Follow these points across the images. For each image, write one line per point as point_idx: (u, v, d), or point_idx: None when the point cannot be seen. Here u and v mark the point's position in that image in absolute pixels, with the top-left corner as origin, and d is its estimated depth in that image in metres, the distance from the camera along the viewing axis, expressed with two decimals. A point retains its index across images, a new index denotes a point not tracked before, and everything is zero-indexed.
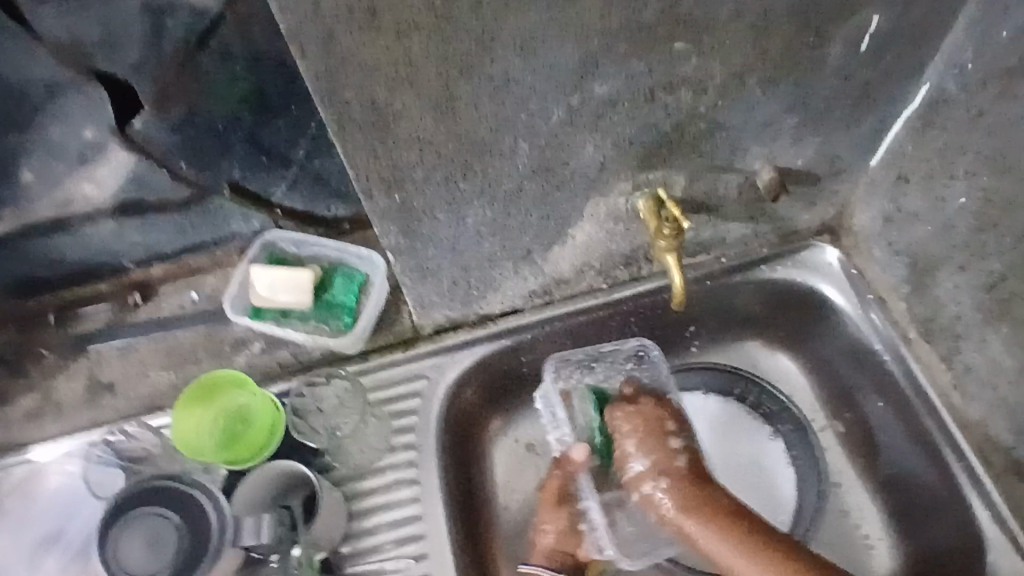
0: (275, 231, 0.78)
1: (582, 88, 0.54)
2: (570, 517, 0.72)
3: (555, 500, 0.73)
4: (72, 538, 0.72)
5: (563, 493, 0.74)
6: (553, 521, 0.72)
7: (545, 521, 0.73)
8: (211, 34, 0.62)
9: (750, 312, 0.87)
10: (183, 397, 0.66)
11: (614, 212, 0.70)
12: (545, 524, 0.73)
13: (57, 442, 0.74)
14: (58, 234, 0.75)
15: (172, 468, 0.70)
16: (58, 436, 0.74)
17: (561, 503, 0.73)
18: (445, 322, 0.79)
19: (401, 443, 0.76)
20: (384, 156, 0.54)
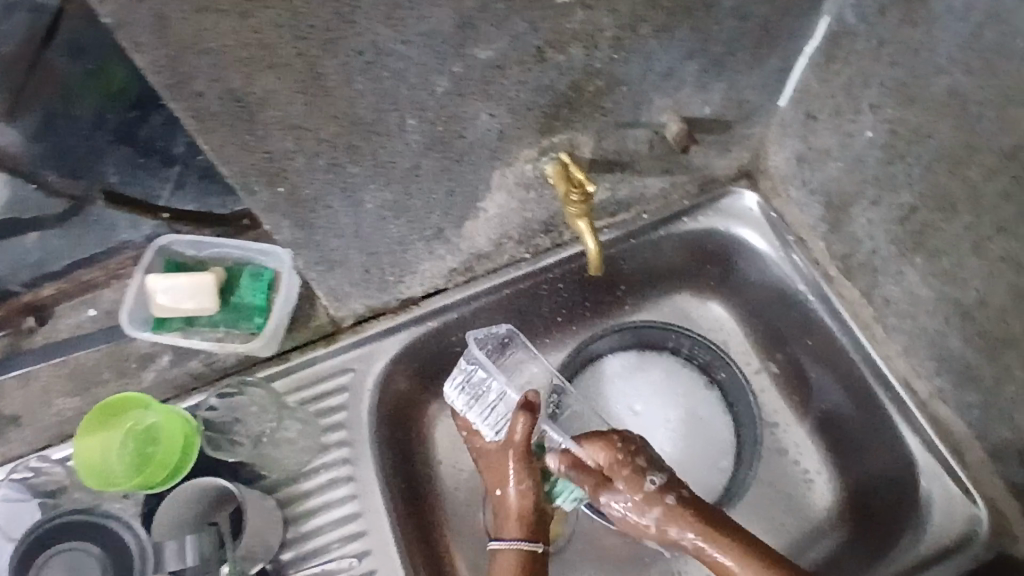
0: (169, 235, 0.72)
1: (463, 55, 0.51)
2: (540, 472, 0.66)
3: (513, 454, 0.66)
4: None
5: (525, 448, 0.66)
6: (518, 480, 0.66)
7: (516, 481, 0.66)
8: (54, 31, 0.58)
9: (677, 265, 0.87)
10: (81, 424, 0.61)
11: (524, 180, 0.67)
12: (515, 484, 0.66)
13: None
14: None
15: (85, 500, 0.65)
16: None
17: (523, 459, 0.66)
18: (365, 311, 0.76)
19: (333, 441, 0.73)
20: (256, 147, 0.49)
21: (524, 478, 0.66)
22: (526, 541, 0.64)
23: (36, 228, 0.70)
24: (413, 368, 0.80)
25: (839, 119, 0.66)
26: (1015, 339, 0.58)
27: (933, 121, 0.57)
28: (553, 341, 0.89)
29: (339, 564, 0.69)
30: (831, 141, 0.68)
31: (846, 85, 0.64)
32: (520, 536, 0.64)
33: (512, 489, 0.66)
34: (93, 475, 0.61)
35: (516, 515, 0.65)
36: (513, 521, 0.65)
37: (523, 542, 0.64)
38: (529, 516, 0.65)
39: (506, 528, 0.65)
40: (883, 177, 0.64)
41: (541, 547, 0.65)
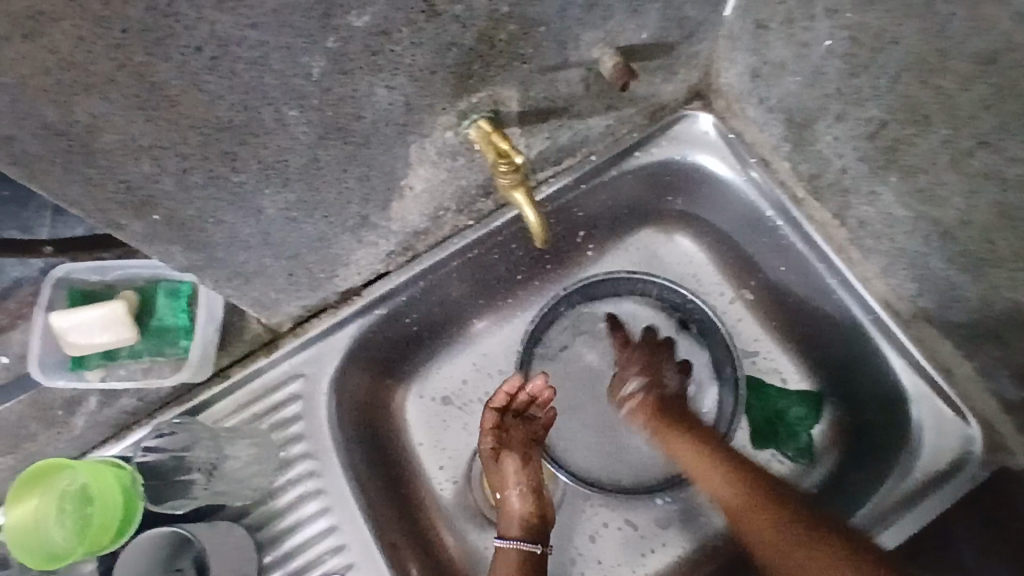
0: (66, 264, 0.65)
1: (335, 27, 0.41)
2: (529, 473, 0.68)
3: (513, 452, 0.68)
4: None
5: (501, 441, 0.69)
6: (522, 485, 0.67)
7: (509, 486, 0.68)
8: None
9: (634, 202, 0.80)
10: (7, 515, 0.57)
11: (447, 148, 0.59)
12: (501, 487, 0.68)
13: None
14: None
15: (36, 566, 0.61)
16: None
17: (526, 459, 0.68)
18: (302, 311, 0.70)
19: (295, 454, 0.68)
20: (107, 179, 0.42)
21: (531, 479, 0.68)
22: (532, 539, 0.67)
23: None
24: (368, 358, 0.75)
25: (793, 27, 0.58)
26: (1003, 257, 0.53)
27: (897, 25, 0.49)
28: (516, 302, 0.84)
29: None
30: (787, 52, 0.60)
31: None
32: (522, 536, 0.67)
33: (519, 493, 0.68)
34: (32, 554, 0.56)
35: (519, 518, 0.67)
36: (517, 525, 0.67)
37: (522, 541, 0.66)
38: (530, 520, 0.67)
39: (508, 529, 0.67)
40: (846, 90, 0.56)
41: (540, 547, 0.67)
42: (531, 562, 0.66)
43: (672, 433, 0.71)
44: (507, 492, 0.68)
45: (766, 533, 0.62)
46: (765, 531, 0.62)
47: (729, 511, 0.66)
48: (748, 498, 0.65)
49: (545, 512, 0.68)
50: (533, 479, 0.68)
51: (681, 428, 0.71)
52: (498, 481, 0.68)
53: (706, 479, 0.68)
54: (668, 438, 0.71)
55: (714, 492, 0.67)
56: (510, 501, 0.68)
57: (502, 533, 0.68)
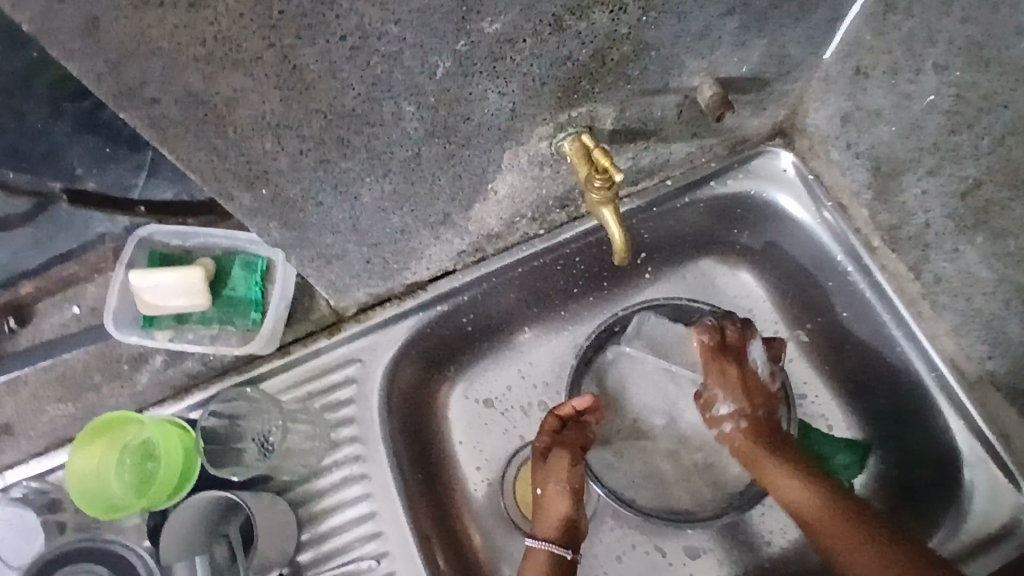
0: (150, 227, 0.66)
1: (467, 30, 0.43)
2: (576, 477, 0.69)
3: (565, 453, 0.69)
4: None
5: (555, 442, 0.70)
6: (563, 486, 0.68)
7: (551, 486, 0.68)
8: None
9: (702, 230, 0.80)
10: (74, 467, 0.58)
11: (538, 157, 0.59)
12: (541, 486, 0.69)
13: None
14: None
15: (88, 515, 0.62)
16: None
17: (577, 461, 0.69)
18: (369, 298, 0.71)
19: (344, 437, 0.69)
20: (230, 151, 0.43)
21: (574, 482, 0.69)
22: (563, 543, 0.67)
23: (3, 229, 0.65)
24: (423, 352, 0.76)
25: (896, 78, 0.58)
26: None
27: (1008, 88, 0.49)
28: (569, 315, 0.84)
29: (358, 566, 0.67)
30: (884, 101, 0.60)
31: (906, 40, 0.55)
32: (554, 537, 0.67)
33: (561, 495, 0.68)
34: (97, 505, 0.58)
35: (557, 519, 0.68)
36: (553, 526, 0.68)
37: (554, 542, 0.67)
38: (566, 524, 0.68)
39: (544, 530, 0.68)
40: (943, 146, 0.57)
41: (569, 553, 0.67)
42: (556, 566, 0.66)
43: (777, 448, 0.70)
44: (551, 489, 0.69)
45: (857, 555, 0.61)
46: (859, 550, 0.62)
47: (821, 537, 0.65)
48: (833, 516, 0.64)
49: (579, 522, 0.69)
50: (578, 483, 0.69)
51: (772, 452, 0.70)
52: (542, 477, 0.69)
53: (801, 511, 0.66)
54: (760, 449, 0.70)
55: (785, 497, 0.67)
56: (552, 500, 0.68)
57: (538, 532, 0.68)
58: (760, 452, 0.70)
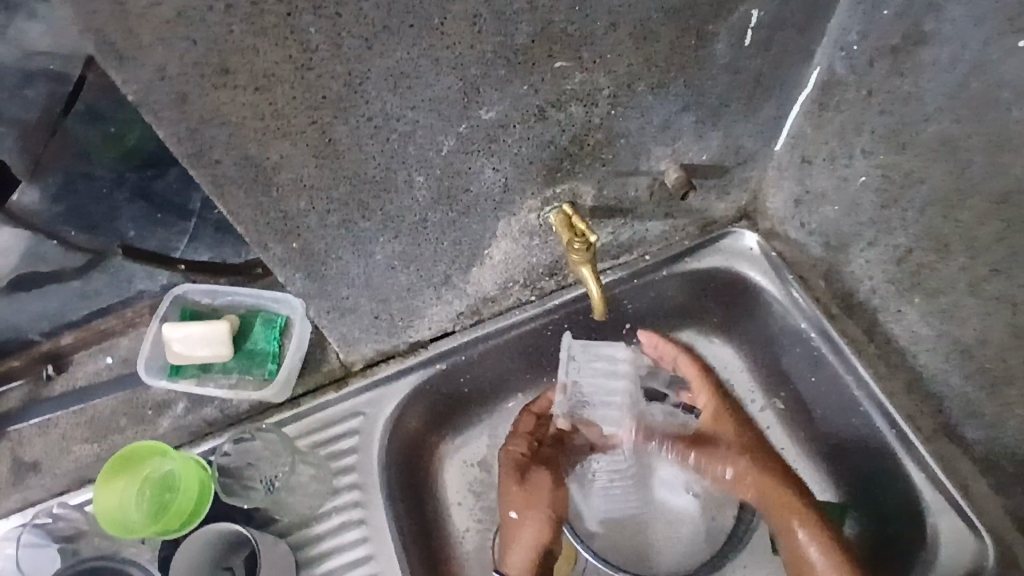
0: (184, 284, 0.74)
1: (468, 116, 0.53)
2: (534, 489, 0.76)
3: (515, 470, 0.77)
4: None
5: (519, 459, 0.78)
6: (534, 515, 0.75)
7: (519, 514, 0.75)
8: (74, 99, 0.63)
9: (680, 303, 0.88)
10: (97, 484, 0.63)
11: (529, 227, 0.69)
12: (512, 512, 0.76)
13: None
14: None
15: (105, 546, 0.66)
16: None
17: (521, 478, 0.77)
18: (374, 354, 0.78)
19: (345, 483, 0.74)
20: (272, 206, 0.52)
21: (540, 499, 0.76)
22: (531, 552, 0.74)
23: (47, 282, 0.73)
24: (420, 410, 0.81)
25: (834, 164, 0.68)
26: (1014, 376, 0.59)
27: (924, 167, 0.58)
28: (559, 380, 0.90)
29: None
30: (827, 184, 0.70)
31: (839, 132, 0.66)
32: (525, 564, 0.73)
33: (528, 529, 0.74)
34: (114, 530, 0.62)
35: (528, 546, 0.74)
36: (524, 544, 0.74)
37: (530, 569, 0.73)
38: (538, 543, 0.74)
39: (518, 552, 0.74)
40: (879, 220, 0.66)
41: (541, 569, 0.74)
42: None
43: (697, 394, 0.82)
44: (523, 514, 0.75)
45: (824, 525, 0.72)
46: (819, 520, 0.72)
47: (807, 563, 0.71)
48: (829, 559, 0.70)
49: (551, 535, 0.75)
50: (546, 500, 0.76)
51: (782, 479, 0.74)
52: (512, 506, 0.76)
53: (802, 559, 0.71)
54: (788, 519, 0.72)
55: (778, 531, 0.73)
56: (522, 524, 0.75)
57: (523, 560, 0.73)
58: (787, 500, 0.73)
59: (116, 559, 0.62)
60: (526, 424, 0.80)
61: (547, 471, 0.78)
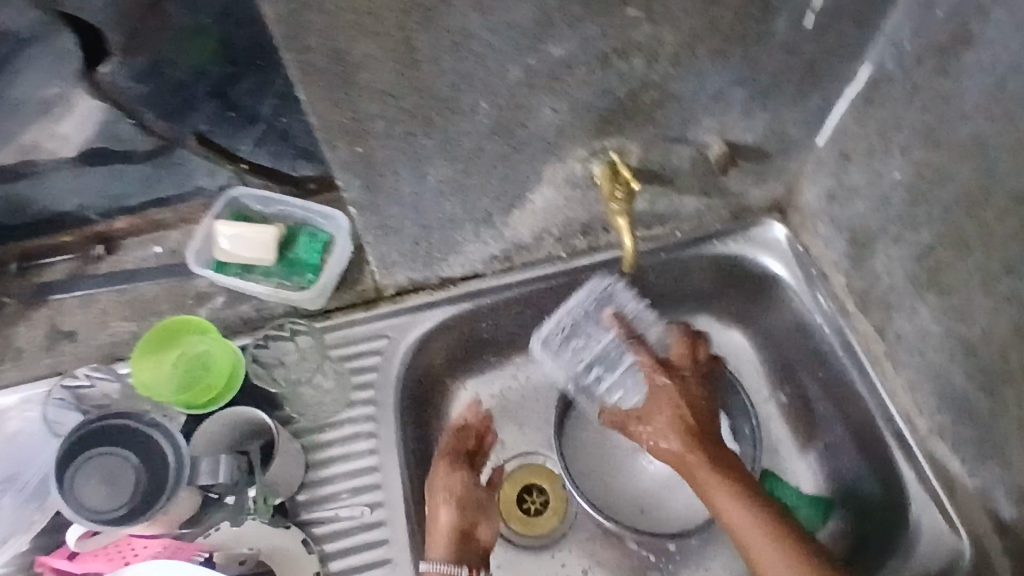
0: (241, 188, 0.79)
1: (538, 49, 0.56)
2: (458, 482, 0.73)
3: (450, 461, 0.75)
4: (28, 479, 0.71)
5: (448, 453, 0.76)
6: (450, 513, 0.70)
7: (438, 505, 0.71)
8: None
9: (703, 286, 0.91)
10: (137, 350, 0.67)
11: (572, 178, 0.72)
12: (437, 510, 0.71)
13: (17, 390, 0.75)
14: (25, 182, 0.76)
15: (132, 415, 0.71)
16: (18, 385, 0.75)
17: (452, 467, 0.74)
18: (406, 283, 0.81)
19: (360, 398, 0.77)
20: (347, 105, 0.56)
21: (456, 488, 0.72)
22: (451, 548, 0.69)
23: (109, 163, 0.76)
24: (442, 344, 0.84)
25: (871, 160, 0.71)
26: (1014, 376, 0.61)
27: (956, 165, 0.61)
28: None
29: (350, 511, 0.72)
30: (861, 180, 0.73)
31: (880, 128, 0.69)
32: (444, 556, 0.68)
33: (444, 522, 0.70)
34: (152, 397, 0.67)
35: (447, 536, 0.69)
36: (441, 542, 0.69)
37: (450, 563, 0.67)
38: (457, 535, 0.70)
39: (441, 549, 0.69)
40: (906, 216, 0.69)
41: (465, 571, 0.68)
42: None
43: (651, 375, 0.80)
44: (435, 504, 0.71)
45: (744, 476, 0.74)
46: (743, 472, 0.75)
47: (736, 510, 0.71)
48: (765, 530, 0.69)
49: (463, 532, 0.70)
50: (460, 488, 0.72)
51: (723, 471, 0.72)
52: (428, 496, 0.72)
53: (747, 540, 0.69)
54: (714, 499, 0.71)
55: (726, 517, 0.70)
56: (438, 514, 0.71)
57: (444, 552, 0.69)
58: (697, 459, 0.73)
59: (144, 421, 0.65)
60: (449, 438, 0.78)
61: (466, 468, 0.75)
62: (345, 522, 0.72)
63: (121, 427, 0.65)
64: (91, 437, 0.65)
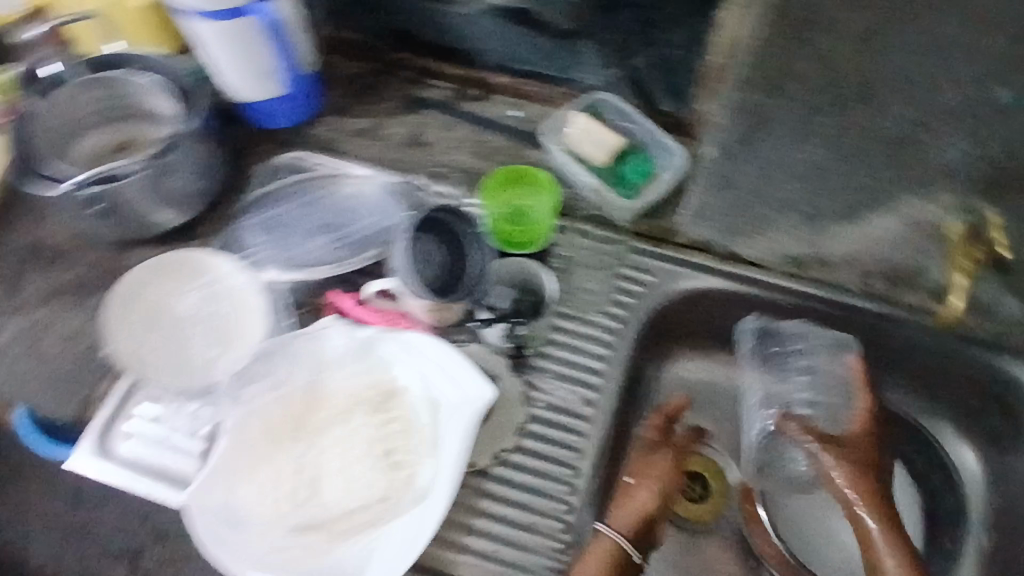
0: (609, 95, 0.89)
1: (991, 88, 0.56)
2: (655, 469, 0.76)
3: (654, 445, 0.78)
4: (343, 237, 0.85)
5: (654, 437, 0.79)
6: (642, 492, 0.74)
7: (632, 483, 0.75)
8: None
9: (968, 401, 0.83)
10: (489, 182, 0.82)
11: (918, 219, 0.72)
12: (630, 483, 0.75)
13: (366, 170, 0.90)
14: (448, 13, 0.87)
15: None
16: (368, 167, 0.90)
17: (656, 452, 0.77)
18: (700, 239, 0.85)
19: (611, 311, 0.82)
20: (783, 59, 0.58)
21: (654, 473, 0.76)
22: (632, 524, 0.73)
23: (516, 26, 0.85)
24: (696, 309, 0.86)
25: None
26: None
27: None
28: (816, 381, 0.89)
29: (563, 395, 0.79)
30: None
31: None
32: (624, 532, 0.72)
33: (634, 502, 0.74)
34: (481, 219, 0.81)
35: (635, 516, 0.73)
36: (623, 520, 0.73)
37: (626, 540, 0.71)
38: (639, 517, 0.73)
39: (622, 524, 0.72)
40: None
41: (636, 555, 0.71)
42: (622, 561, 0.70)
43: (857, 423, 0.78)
44: (635, 479, 0.75)
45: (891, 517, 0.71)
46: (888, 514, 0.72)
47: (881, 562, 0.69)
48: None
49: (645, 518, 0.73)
50: (659, 475, 0.75)
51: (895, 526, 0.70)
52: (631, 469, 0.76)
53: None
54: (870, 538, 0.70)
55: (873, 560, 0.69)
56: (635, 491, 0.74)
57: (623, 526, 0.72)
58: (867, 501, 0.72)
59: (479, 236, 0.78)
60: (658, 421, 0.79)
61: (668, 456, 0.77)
62: (553, 401, 0.79)
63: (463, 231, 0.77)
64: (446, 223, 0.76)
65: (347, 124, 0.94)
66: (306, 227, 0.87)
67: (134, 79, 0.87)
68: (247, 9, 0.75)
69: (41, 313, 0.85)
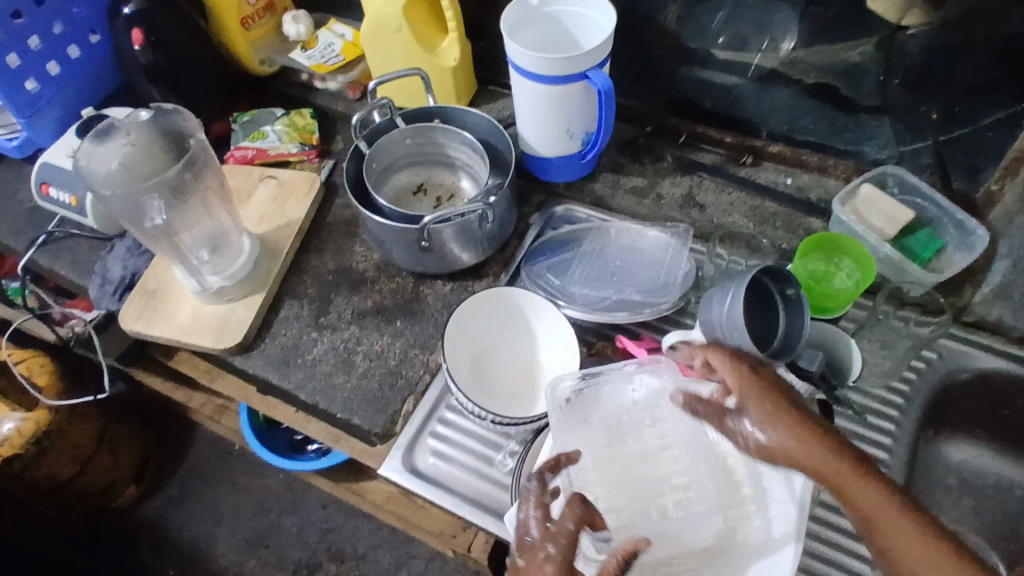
0: (895, 169, 0.91)
1: None
2: (763, 408, 0.68)
3: (746, 371, 0.69)
4: (622, 288, 0.90)
5: (761, 386, 0.68)
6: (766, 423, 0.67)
7: (751, 416, 0.68)
8: None
9: None
10: (811, 238, 0.85)
11: None
12: (759, 434, 0.68)
13: (643, 229, 0.96)
14: (752, 81, 0.98)
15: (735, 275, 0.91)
16: (644, 224, 0.96)
17: (759, 394, 0.68)
18: (985, 320, 0.88)
19: (895, 387, 0.85)
20: None
21: (780, 428, 0.67)
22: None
23: (815, 99, 0.96)
24: (977, 394, 0.87)
25: None
26: None
27: None
28: None
29: None
30: None
31: None
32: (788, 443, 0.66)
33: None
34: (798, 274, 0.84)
35: (801, 450, 0.65)
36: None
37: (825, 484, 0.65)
38: None
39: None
40: None
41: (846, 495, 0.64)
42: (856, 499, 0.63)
43: (749, 396, 0.68)
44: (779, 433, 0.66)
45: (853, 483, 0.63)
46: (881, 502, 0.63)
47: (887, 526, 0.62)
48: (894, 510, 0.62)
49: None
50: (785, 416, 0.67)
51: (870, 480, 0.64)
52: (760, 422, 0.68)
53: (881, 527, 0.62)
54: (853, 489, 0.64)
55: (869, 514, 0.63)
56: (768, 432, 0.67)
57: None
58: (856, 475, 0.64)
59: (792, 292, 0.76)
60: (714, 360, 0.71)
61: (759, 394, 0.68)
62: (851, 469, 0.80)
63: (787, 294, 0.77)
64: (777, 284, 0.77)
65: (623, 180, 1.02)
66: (585, 274, 0.93)
67: (451, 129, 0.98)
68: (590, 75, 0.86)
69: (348, 331, 0.94)
